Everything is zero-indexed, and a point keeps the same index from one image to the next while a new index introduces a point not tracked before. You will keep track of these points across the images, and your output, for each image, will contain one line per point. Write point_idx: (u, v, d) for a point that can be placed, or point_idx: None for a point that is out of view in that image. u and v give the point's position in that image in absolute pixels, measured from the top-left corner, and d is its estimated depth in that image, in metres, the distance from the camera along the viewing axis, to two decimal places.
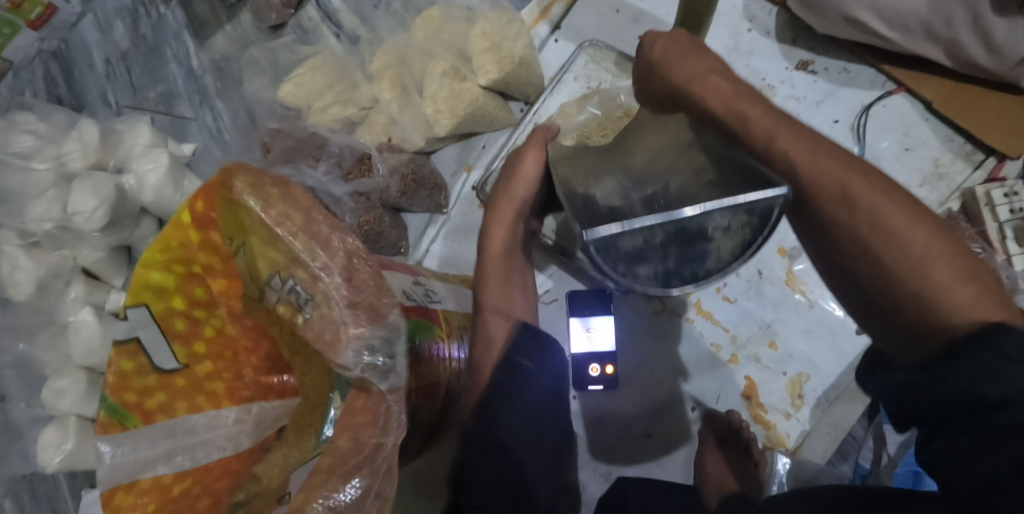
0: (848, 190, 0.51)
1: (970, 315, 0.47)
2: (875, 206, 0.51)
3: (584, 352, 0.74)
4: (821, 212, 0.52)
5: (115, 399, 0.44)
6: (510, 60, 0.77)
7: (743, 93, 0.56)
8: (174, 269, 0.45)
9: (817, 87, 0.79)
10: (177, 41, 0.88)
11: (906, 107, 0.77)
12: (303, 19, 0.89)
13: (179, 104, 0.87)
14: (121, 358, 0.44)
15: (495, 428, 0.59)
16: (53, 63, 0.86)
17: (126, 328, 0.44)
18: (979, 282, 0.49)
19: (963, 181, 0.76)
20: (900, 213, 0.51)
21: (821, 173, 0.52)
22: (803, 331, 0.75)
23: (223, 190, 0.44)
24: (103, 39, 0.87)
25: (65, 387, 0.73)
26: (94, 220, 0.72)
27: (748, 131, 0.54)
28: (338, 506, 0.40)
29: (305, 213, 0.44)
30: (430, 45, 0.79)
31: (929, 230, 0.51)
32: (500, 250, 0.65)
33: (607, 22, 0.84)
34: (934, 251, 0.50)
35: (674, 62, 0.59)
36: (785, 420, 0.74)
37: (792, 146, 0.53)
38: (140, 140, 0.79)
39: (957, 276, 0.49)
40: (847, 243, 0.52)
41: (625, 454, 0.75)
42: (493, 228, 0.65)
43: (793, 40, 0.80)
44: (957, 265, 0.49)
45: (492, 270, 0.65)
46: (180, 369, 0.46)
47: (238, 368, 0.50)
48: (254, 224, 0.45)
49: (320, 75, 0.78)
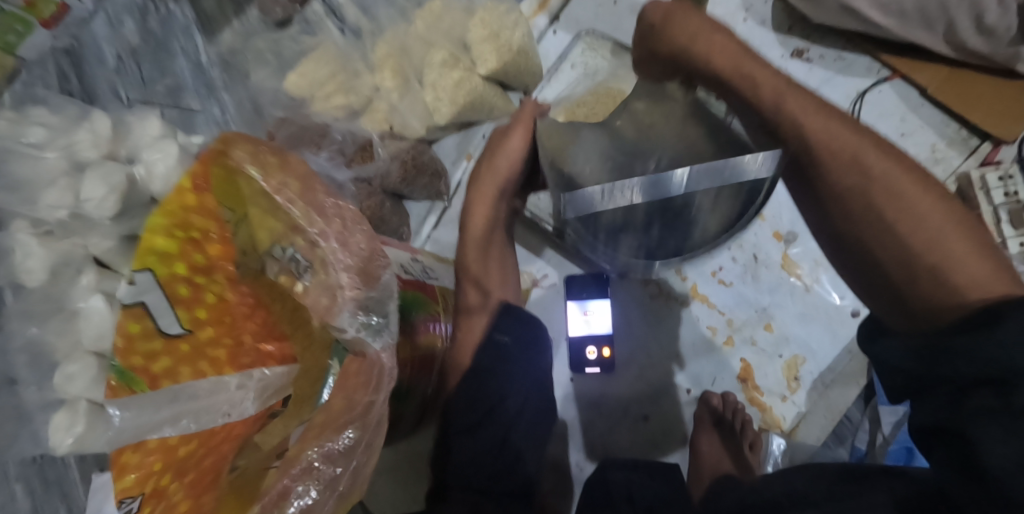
0: (860, 157, 0.55)
1: (976, 278, 0.50)
2: (887, 176, 0.54)
3: (581, 335, 0.75)
4: (835, 175, 0.55)
5: (124, 360, 0.46)
6: (508, 48, 0.78)
7: (744, 47, 0.57)
8: (177, 234, 0.47)
9: (813, 74, 0.80)
10: (185, 35, 0.89)
11: (901, 94, 0.78)
12: (308, 14, 0.94)
13: (187, 97, 0.87)
14: (129, 320, 0.45)
15: (483, 396, 0.62)
16: (65, 60, 0.79)
17: (132, 292, 0.46)
18: (984, 253, 0.52)
19: (960, 164, 0.77)
20: (909, 184, 0.54)
21: (833, 141, 0.55)
22: (799, 316, 0.75)
23: (222, 158, 0.49)
24: (112, 34, 0.83)
25: (75, 372, 0.62)
26: (106, 214, 0.67)
27: (758, 95, 0.56)
28: (333, 454, 0.42)
29: (299, 180, 0.46)
30: (430, 34, 0.81)
31: (934, 200, 0.54)
32: (480, 226, 0.68)
33: (605, 12, 0.85)
34: (942, 220, 0.53)
35: (674, 21, 0.58)
36: (780, 402, 0.74)
37: (801, 114, 0.56)
38: (151, 130, 0.80)
39: (965, 244, 0.52)
40: (857, 210, 0.55)
41: (623, 437, 0.75)
42: (474, 206, 0.68)
43: (788, 29, 0.81)
44: (966, 235, 0.53)
45: (471, 246, 0.68)
46: (184, 334, 0.47)
47: (236, 335, 0.51)
48: (252, 196, 0.50)
49: (323, 63, 0.77)
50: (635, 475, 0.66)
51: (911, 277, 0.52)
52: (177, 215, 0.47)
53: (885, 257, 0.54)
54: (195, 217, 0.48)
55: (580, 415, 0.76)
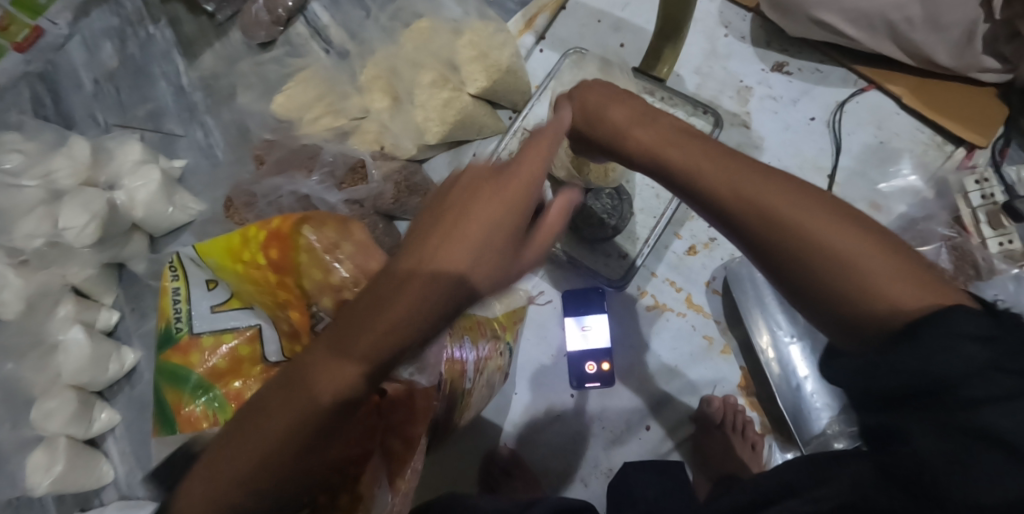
0: (676, 141, 0.51)
1: (681, 164, 0.50)
2: (721, 162, 0.48)
3: (579, 351, 0.75)
4: (637, 138, 0.52)
5: (162, 339, 0.61)
6: (497, 68, 0.79)
7: (640, 116, 0.54)
8: (217, 257, 0.60)
9: (792, 87, 0.82)
10: (167, 61, 1.02)
11: (878, 103, 0.80)
12: (292, 35, 1.01)
13: (168, 121, 1.01)
14: (204, 338, 0.60)
15: None
16: (39, 84, 1.00)
17: (168, 315, 0.62)
18: (677, 140, 0.51)
19: (935, 169, 0.78)
20: (709, 159, 0.48)
21: (632, 119, 0.54)
22: (806, 326, 0.73)
23: (297, 235, 0.58)
24: (90, 59, 1.02)
25: (53, 409, 0.86)
26: (86, 234, 0.85)
27: (610, 125, 0.54)
28: None
29: (335, 233, 0.59)
30: (418, 55, 0.81)
31: (724, 161, 0.48)
32: (714, 166, 0.48)
33: (588, 31, 0.87)
34: (713, 167, 0.48)
35: (596, 108, 0.55)
36: (805, 409, 0.71)
37: (624, 121, 0.54)
38: (130, 157, 0.92)
39: (671, 142, 0.51)
40: (709, 188, 0.48)
41: (628, 451, 0.74)
42: (580, 101, 0.56)
43: (767, 43, 0.83)
44: (678, 140, 0.51)
45: (673, 152, 0.50)
46: (166, 377, 0.59)
47: (602, 113, 0.55)
48: (304, 253, 0.58)
49: (311, 86, 0.82)
50: (649, 476, 0.66)
51: (684, 169, 0.49)
52: (250, 263, 0.59)
53: (707, 197, 0.48)
54: (245, 248, 0.59)
55: (581, 427, 0.76)
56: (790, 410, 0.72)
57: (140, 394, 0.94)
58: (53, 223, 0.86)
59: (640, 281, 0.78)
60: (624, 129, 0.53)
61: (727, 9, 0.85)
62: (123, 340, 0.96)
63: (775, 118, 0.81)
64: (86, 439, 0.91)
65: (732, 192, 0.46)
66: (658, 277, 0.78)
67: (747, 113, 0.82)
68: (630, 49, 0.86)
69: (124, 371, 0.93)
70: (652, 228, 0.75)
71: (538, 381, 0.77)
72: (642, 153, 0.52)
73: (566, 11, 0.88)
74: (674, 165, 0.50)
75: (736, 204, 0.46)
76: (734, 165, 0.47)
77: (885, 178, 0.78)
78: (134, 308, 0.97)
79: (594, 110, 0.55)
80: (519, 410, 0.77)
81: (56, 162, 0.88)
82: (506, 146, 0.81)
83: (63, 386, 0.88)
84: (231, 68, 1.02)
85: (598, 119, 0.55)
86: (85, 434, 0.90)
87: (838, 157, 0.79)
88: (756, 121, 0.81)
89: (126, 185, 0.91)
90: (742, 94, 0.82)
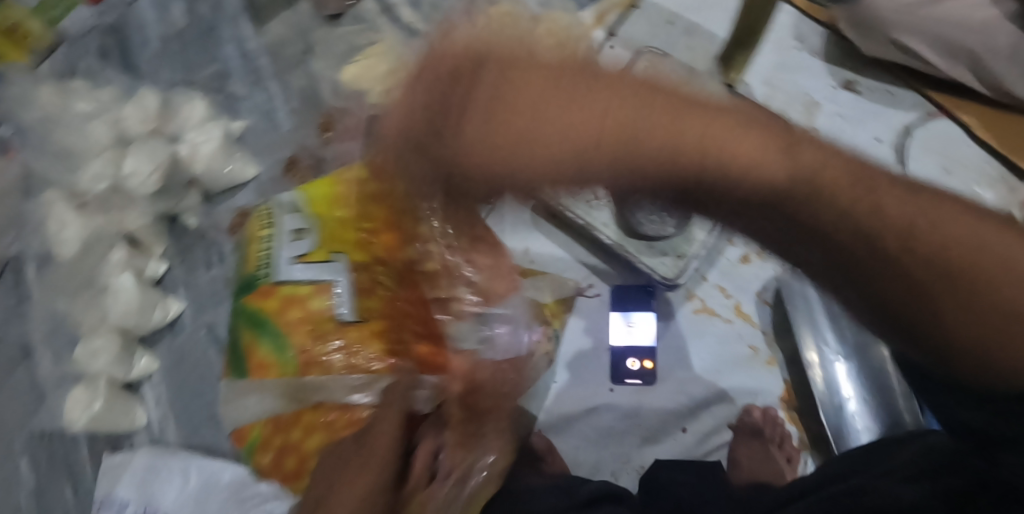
0: (790, 165, 0.42)
1: (761, 186, 0.41)
2: (867, 200, 0.42)
3: (623, 346, 0.77)
4: (687, 160, 0.41)
5: (246, 284, 0.70)
6: (571, 59, 0.80)
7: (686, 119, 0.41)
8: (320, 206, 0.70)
9: (861, 106, 0.81)
10: (235, 25, 1.04)
11: (946, 131, 0.80)
12: (361, 11, 1.03)
13: (232, 83, 1.03)
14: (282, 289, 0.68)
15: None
16: (109, 38, 1.01)
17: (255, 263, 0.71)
18: (774, 163, 0.42)
19: (1001, 202, 0.76)
20: (852, 191, 0.42)
21: (665, 131, 0.41)
22: (854, 346, 0.73)
23: None
24: (160, 19, 1.03)
25: (99, 348, 0.88)
26: (149, 182, 0.89)
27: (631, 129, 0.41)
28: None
29: None
30: (490, 40, 0.81)
31: (868, 188, 0.42)
32: (859, 204, 0.42)
33: (659, 31, 0.87)
34: (865, 204, 0.41)
35: (626, 107, 0.41)
36: (846, 428, 0.71)
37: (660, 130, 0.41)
38: (195, 114, 0.96)
39: (748, 160, 0.41)
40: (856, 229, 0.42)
41: (662, 451, 0.74)
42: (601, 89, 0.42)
43: (839, 60, 0.83)
44: (741, 162, 0.41)
45: (782, 185, 0.41)
46: (248, 318, 0.68)
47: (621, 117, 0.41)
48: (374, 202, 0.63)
49: (382, 61, 0.82)
50: (681, 477, 0.68)
51: (821, 206, 0.42)
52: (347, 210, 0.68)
53: (849, 237, 0.42)
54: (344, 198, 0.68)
55: (618, 423, 0.76)
56: (831, 428, 0.71)
57: (181, 345, 0.95)
58: (117, 169, 0.89)
59: (690, 284, 0.78)
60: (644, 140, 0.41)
61: (801, 23, 0.85)
62: (170, 290, 0.97)
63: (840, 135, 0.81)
64: (124, 383, 0.92)
65: (885, 238, 0.41)
66: (708, 282, 0.79)
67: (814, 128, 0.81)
68: (699, 51, 0.86)
69: (167, 320, 0.95)
70: (710, 232, 0.75)
71: (579, 372, 0.77)
72: (702, 175, 0.41)
73: (638, 10, 0.88)
74: (786, 193, 0.41)
75: (881, 243, 0.41)
76: (877, 199, 0.42)
77: None
78: (183, 261, 0.98)
79: (615, 100, 0.41)
80: (558, 399, 0.77)
81: (127, 110, 0.92)
82: None
83: (109, 327, 0.90)
84: (299, 36, 1.04)
85: (616, 118, 0.41)
86: (124, 378, 0.91)
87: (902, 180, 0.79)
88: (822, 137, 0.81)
89: (190, 138, 0.93)
90: (809, 109, 0.82)
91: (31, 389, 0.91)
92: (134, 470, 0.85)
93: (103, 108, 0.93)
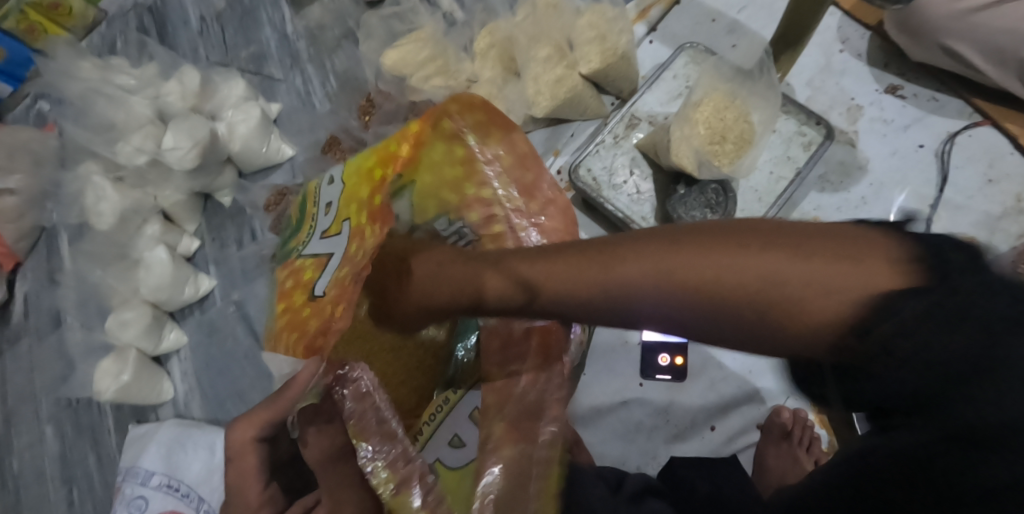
0: (633, 254, 0.44)
1: (647, 286, 0.43)
2: (703, 261, 0.41)
3: (654, 340, 0.77)
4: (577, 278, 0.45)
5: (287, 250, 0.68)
6: (614, 52, 0.80)
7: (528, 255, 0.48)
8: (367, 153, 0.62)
9: (905, 112, 0.81)
10: (274, 8, 1.05)
11: (991, 140, 0.78)
12: None
13: (270, 66, 1.03)
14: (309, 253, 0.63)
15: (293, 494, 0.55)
16: (147, 17, 1.03)
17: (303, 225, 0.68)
18: (623, 260, 0.44)
19: None
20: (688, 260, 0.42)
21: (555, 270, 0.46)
22: None
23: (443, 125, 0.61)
24: (201, 1, 1.05)
25: (129, 319, 0.89)
26: (187, 158, 0.87)
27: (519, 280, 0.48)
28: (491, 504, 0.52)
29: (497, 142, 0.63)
30: (535, 30, 0.81)
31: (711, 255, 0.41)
32: (708, 268, 0.41)
33: (703, 29, 0.87)
34: (714, 272, 0.41)
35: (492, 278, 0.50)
36: None
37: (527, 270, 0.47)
38: (235, 92, 0.95)
39: (609, 264, 0.44)
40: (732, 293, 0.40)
41: (689, 448, 0.74)
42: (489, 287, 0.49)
43: (883, 65, 0.82)
44: (603, 264, 0.44)
45: (631, 266, 0.44)
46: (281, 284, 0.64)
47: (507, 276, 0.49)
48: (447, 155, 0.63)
49: (425, 46, 0.82)
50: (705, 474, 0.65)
51: (686, 274, 0.41)
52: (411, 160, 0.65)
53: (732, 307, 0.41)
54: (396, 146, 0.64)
55: (646, 418, 0.76)
56: None
57: (210, 319, 0.96)
58: (157, 143, 0.88)
59: None
60: (554, 288, 0.46)
61: (846, 25, 0.84)
62: (199, 267, 0.98)
63: (882, 141, 0.80)
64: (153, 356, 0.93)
65: (760, 288, 0.40)
66: None
67: (854, 132, 0.81)
68: (741, 51, 0.85)
69: (198, 296, 0.95)
70: None
71: (609, 364, 0.78)
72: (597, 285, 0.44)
73: (681, 7, 0.88)
74: (652, 278, 0.43)
75: (762, 302, 0.40)
76: (718, 257, 0.41)
77: (990, 217, 0.76)
78: (214, 238, 0.99)
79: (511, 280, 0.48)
80: (586, 391, 0.77)
81: (169, 87, 0.92)
82: (612, 128, 0.80)
83: (140, 301, 0.91)
84: (338, 21, 1.04)
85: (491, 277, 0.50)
86: (153, 350, 0.92)
87: (944, 188, 0.78)
88: (863, 141, 0.80)
89: (228, 117, 0.93)
90: (851, 112, 0.81)
91: (59, 356, 0.91)
92: (158, 440, 0.85)
93: (144, 82, 0.93)
